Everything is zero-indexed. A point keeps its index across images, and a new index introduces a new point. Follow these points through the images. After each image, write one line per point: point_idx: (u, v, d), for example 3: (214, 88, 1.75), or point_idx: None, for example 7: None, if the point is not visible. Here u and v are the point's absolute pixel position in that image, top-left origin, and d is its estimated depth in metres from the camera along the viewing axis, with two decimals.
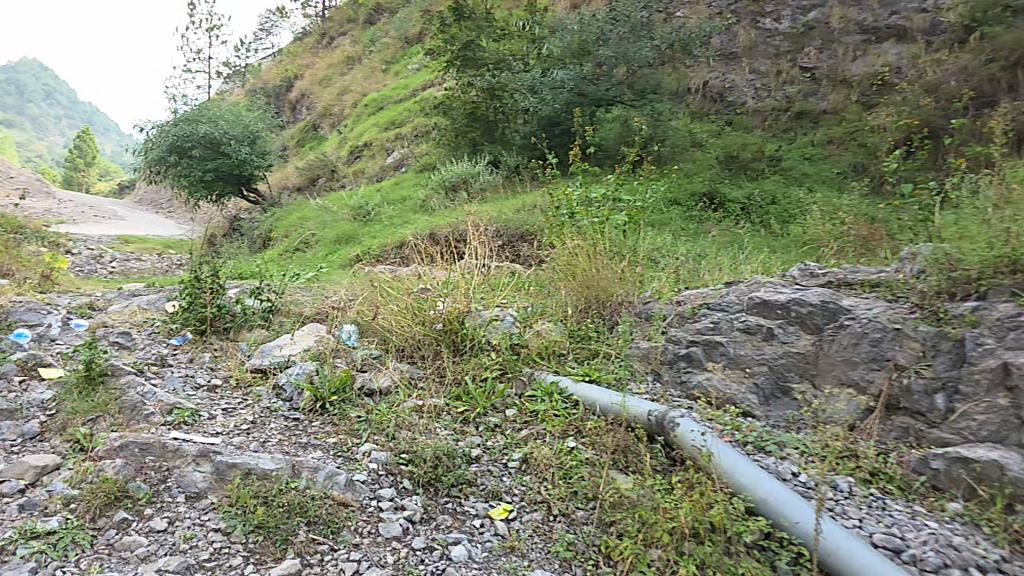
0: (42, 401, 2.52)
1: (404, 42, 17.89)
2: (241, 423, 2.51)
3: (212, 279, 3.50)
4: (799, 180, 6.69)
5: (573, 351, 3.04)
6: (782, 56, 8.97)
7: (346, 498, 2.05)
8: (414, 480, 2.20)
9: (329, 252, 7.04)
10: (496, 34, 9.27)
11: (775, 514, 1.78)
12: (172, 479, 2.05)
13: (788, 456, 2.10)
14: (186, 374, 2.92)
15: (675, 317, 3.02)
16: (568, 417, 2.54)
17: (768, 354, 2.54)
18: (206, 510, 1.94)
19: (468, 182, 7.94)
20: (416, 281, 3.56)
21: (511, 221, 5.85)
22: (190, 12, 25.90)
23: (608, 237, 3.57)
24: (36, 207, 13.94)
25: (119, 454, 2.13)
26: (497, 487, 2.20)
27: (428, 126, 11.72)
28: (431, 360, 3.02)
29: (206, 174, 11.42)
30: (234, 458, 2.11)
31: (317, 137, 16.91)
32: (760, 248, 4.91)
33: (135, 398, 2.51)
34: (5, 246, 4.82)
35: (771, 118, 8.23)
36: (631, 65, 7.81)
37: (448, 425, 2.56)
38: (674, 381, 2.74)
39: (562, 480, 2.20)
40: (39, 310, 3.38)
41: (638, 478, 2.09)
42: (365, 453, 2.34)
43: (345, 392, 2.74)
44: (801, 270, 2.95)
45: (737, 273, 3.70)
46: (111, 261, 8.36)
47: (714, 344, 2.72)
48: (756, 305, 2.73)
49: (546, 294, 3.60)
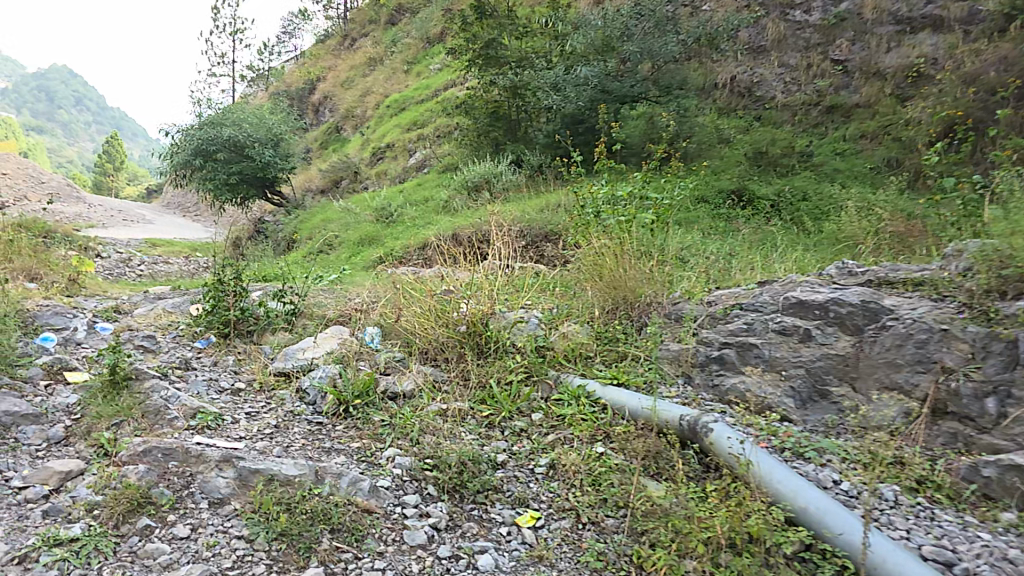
0: (67, 405, 2.51)
1: (425, 42, 17.91)
2: (264, 428, 2.48)
3: (235, 282, 3.50)
4: (831, 176, 6.56)
5: (600, 354, 2.98)
6: (812, 49, 8.81)
7: (370, 504, 2.01)
8: (439, 486, 2.15)
9: (352, 253, 7.04)
10: (519, 32, 9.24)
11: (816, 524, 1.71)
12: (195, 485, 2.03)
13: (828, 463, 2.03)
14: (209, 378, 2.91)
15: (706, 318, 2.95)
16: (596, 422, 2.48)
17: (806, 356, 2.48)
18: (229, 516, 1.91)
19: (491, 182, 7.90)
20: (439, 283, 3.53)
21: (534, 221, 5.80)
22: (215, 16, 26.25)
23: (635, 236, 3.49)
24: (66, 212, 14.20)
25: (142, 460, 2.11)
26: (523, 494, 2.15)
27: (450, 126, 11.71)
28: (455, 363, 2.97)
29: (231, 176, 11.52)
30: (257, 464, 2.08)
31: (340, 139, 17.01)
32: (793, 246, 4.81)
33: (159, 402, 2.49)
34: (34, 250, 4.88)
35: (801, 113, 8.09)
36: (657, 60, 7.70)
37: (473, 429, 2.51)
38: (706, 384, 2.67)
39: (591, 487, 2.14)
40: (65, 315, 3.40)
41: (670, 486, 2.03)
42: (389, 458, 2.30)
43: (368, 396, 2.70)
44: (838, 268, 2.86)
45: (770, 273, 3.61)
46: (139, 265, 8.46)
47: (748, 346, 2.65)
48: (792, 306, 2.66)
49: (572, 295, 3.55)
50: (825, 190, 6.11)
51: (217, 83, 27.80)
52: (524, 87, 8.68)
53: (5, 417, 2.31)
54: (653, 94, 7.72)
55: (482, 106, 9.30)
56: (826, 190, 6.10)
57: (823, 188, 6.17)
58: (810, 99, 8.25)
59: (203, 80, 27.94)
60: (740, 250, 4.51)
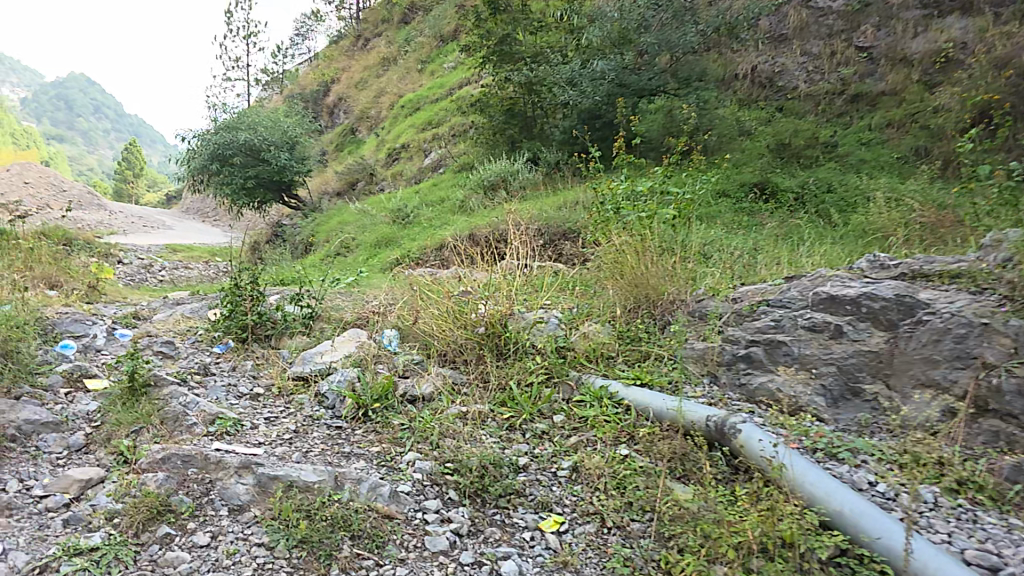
0: (87, 413, 2.51)
1: (439, 41, 17.89)
2: (284, 433, 2.46)
3: (253, 287, 3.50)
4: (856, 167, 6.44)
5: (622, 354, 2.93)
6: (836, 36, 8.66)
7: (391, 510, 1.97)
8: (461, 491, 2.12)
9: (369, 255, 7.04)
10: (533, 27, 9.21)
11: (853, 528, 1.66)
12: (215, 491, 2.00)
13: (863, 464, 1.97)
14: (229, 383, 2.89)
15: (731, 316, 2.89)
16: (620, 423, 2.44)
17: (838, 353, 2.42)
18: (250, 523, 1.88)
19: (507, 181, 7.87)
20: (456, 284, 3.50)
21: (552, 219, 5.75)
22: (230, 20, 26.53)
23: (656, 232, 3.43)
24: (88, 219, 14.40)
25: (162, 467, 2.09)
26: (546, 497, 2.10)
27: (465, 125, 11.68)
28: (474, 365, 2.94)
29: (248, 181, 11.58)
30: (277, 471, 2.06)
31: (355, 140, 17.06)
32: (819, 239, 4.72)
33: (177, 409, 2.48)
34: (54, 258, 4.92)
35: (825, 103, 7.98)
36: (674, 52, 7.60)
37: (493, 432, 2.47)
38: (733, 383, 2.61)
39: (615, 490, 2.09)
40: (84, 322, 3.42)
41: (698, 489, 1.98)
42: (410, 462, 2.27)
43: (387, 399, 2.68)
44: (869, 261, 2.79)
45: (797, 268, 3.54)
46: (159, 270, 8.54)
47: (776, 343, 2.59)
48: (823, 302, 2.61)
49: (592, 294, 3.50)
50: (849, 181, 6.00)
51: (233, 87, 28.05)
52: (539, 84, 8.62)
53: (27, 425, 2.31)
54: (672, 87, 7.63)
55: (497, 104, 9.28)
56: (851, 181, 5.98)
57: (847, 179, 6.05)
58: (834, 88, 8.11)
59: (219, 84, 28.22)
60: (765, 244, 4.43)
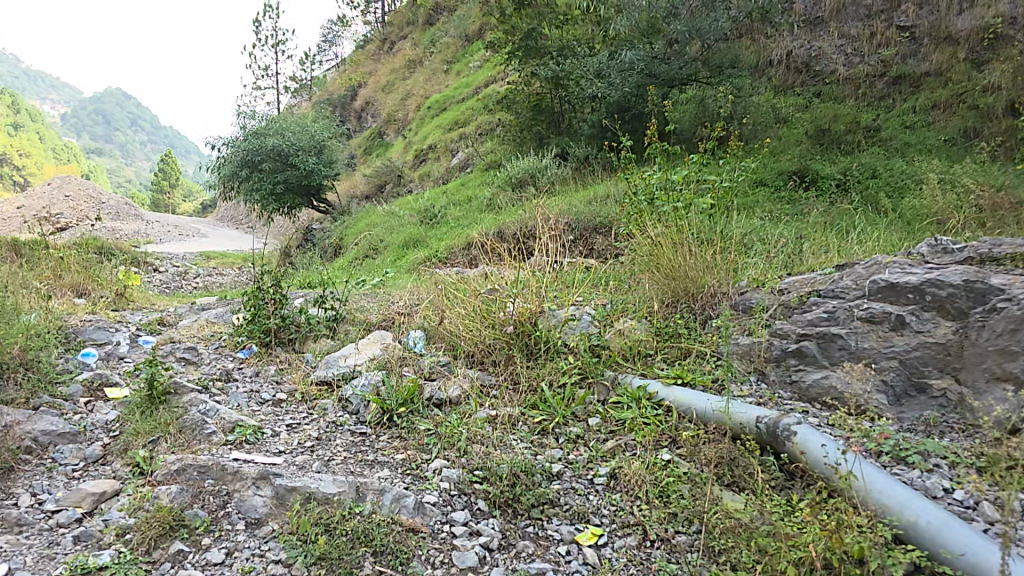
0: (106, 422, 2.41)
1: (464, 40, 17.84)
2: (305, 441, 2.35)
3: (275, 289, 3.42)
4: (901, 151, 6.20)
5: (660, 351, 2.77)
6: (875, 17, 8.43)
7: (416, 523, 1.84)
8: (490, 501, 1.98)
9: (397, 256, 6.96)
10: (559, 21, 9.04)
11: (928, 540, 1.51)
12: (231, 505, 1.89)
13: (935, 469, 1.83)
14: (251, 390, 2.80)
15: (779, 308, 2.76)
16: (660, 426, 2.28)
17: (900, 346, 2.27)
18: (267, 538, 1.76)
19: (536, 177, 7.75)
20: (484, 281, 3.36)
21: (583, 213, 5.59)
22: (258, 30, 26.95)
23: (694, 223, 3.25)
24: (124, 230, 14.63)
25: (177, 480, 1.99)
26: (583, 507, 1.95)
27: (492, 123, 11.57)
28: (503, 365, 2.80)
29: (277, 186, 11.63)
30: (295, 482, 1.95)
31: (384, 143, 17.11)
32: (867, 225, 4.53)
33: (196, 417, 2.39)
34: (81, 265, 4.91)
35: (866, 86, 7.74)
36: (705, 40, 7.37)
37: (524, 437, 2.33)
38: (783, 381, 2.46)
39: (658, 499, 1.95)
40: (107, 329, 3.37)
41: (750, 498, 1.82)
42: (437, 470, 2.14)
43: (413, 403, 2.57)
44: (930, 245, 2.64)
45: (848, 256, 3.37)
46: (193, 278, 8.58)
47: (830, 337, 2.44)
48: (881, 291, 2.46)
49: (627, 289, 3.36)
50: (895, 166, 5.76)
51: (263, 95, 28.39)
52: (567, 78, 8.47)
53: (43, 437, 2.22)
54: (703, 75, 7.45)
55: (524, 100, 9.16)
56: (896, 167, 5.75)
57: (892, 164, 5.81)
58: (874, 70, 7.85)
59: (248, 93, 28.57)
60: (811, 233, 4.27)
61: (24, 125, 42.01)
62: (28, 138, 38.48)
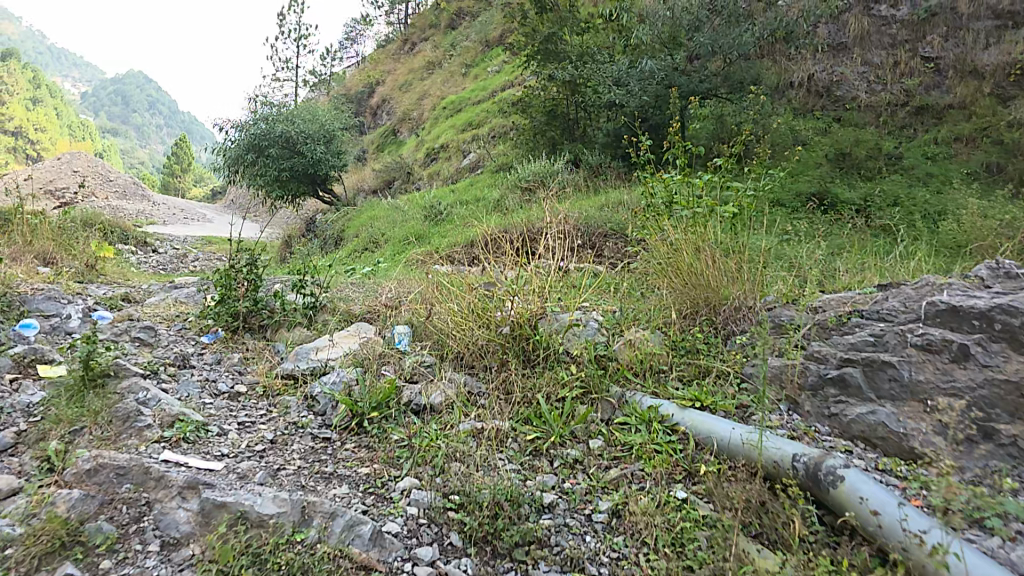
0: (27, 405, 2.07)
1: (484, 46, 17.53)
2: (256, 444, 2.00)
3: (249, 271, 3.10)
4: (926, 180, 5.87)
5: (675, 367, 2.41)
6: (899, 46, 8.00)
7: (370, 559, 1.48)
8: (466, 535, 1.62)
9: (396, 251, 6.59)
10: (580, 28, 8.72)
11: None
12: (149, 518, 1.55)
13: (1019, 538, 1.46)
14: (205, 379, 2.45)
15: (814, 328, 2.40)
16: (674, 457, 1.93)
17: (961, 380, 1.90)
18: (182, 566, 1.41)
19: (546, 181, 7.39)
20: (480, 278, 2.99)
21: (593, 219, 5.24)
22: (282, 23, 26.85)
23: (716, 230, 2.89)
24: (127, 209, 14.37)
25: (88, 482, 1.65)
26: (576, 551, 1.60)
27: (506, 126, 11.23)
28: (495, 371, 2.45)
29: (282, 172, 11.31)
30: (226, 496, 1.60)
31: (396, 141, 16.73)
32: (904, 248, 4.16)
33: (131, 406, 2.04)
34: (54, 232, 4.58)
35: (887, 114, 7.35)
36: (728, 57, 7.07)
37: (512, 458, 1.97)
38: (819, 414, 2.08)
39: (670, 548, 1.58)
40: (59, 300, 3.02)
41: (788, 557, 1.45)
42: (404, 491, 1.78)
43: (387, 408, 2.22)
44: (990, 268, 2.30)
45: (888, 277, 3.00)
46: (190, 261, 8.30)
47: (878, 365, 2.06)
48: (940, 315, 2.10)
49: (638, 296, 2.99)
50: (919, 196, 5.40)
51: (281, 88, 28.24)
52: (584, 84, 8.14)
53: None
54: (723, 91, 7.11)
55: (539, 105, 8.82)
56: (920, 196, 5.40)
57: (916, 193, 5.46)
58: (896, 99, 7.48)
59: (267, 84, 28.35)
60: (843, 252, 3.88)
61: (44, 100, 42.13)
62: (47, 114, 38.39)
